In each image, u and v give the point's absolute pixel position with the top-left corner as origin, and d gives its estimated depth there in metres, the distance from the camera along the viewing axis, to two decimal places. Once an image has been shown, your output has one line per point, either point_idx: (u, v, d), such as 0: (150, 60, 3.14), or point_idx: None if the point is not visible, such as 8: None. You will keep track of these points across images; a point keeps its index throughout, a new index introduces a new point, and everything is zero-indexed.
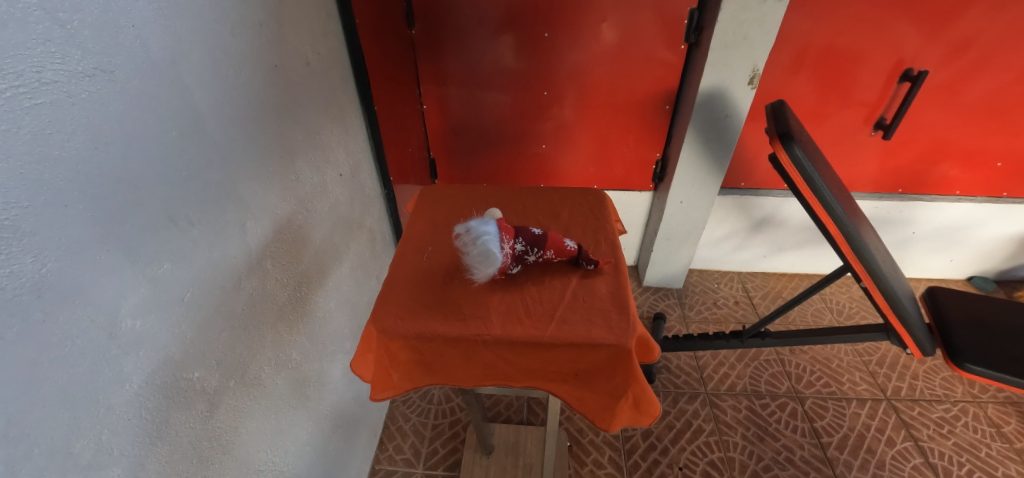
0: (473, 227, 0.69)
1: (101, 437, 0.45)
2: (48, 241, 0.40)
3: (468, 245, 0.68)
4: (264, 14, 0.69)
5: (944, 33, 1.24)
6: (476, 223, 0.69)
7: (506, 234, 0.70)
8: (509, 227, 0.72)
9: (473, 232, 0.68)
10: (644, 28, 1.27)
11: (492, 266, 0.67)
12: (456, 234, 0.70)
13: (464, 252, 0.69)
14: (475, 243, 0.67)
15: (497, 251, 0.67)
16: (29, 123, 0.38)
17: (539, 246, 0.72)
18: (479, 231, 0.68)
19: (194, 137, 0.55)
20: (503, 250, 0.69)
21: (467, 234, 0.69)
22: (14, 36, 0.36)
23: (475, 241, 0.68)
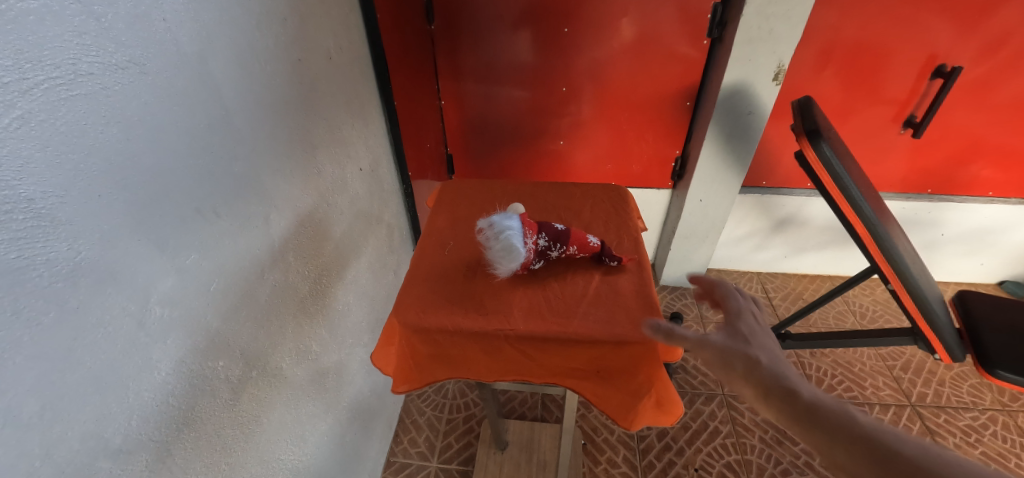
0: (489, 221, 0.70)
1: (131, 422, 0.47)
2: (83, 230, 0.40)
3: (487, 242, 0.68)
4: (288, 9, 0.69)
5: (980, 27, 1.20)
6: (499, 218, 0.69)
7: (528, 228, 0.70)
8: (532, 222, 0.72)
9: (488, 228, 0.69)
10: (666, 23, 1.24)
11: (511, 259, 0.67)
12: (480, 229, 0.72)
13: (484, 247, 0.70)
14: (491, 238, 0.68)
15: (520, 245, 0.67)
16: (67, 114, 0.38)
17: (561, 242, 0.72)
18: (493, 225, 0.69)
19: (222, 129, 0.56)
20: (526, 245, 0.69)
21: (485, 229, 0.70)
22: (52, 28, 0.37)
23: (491, 237, 0.68)
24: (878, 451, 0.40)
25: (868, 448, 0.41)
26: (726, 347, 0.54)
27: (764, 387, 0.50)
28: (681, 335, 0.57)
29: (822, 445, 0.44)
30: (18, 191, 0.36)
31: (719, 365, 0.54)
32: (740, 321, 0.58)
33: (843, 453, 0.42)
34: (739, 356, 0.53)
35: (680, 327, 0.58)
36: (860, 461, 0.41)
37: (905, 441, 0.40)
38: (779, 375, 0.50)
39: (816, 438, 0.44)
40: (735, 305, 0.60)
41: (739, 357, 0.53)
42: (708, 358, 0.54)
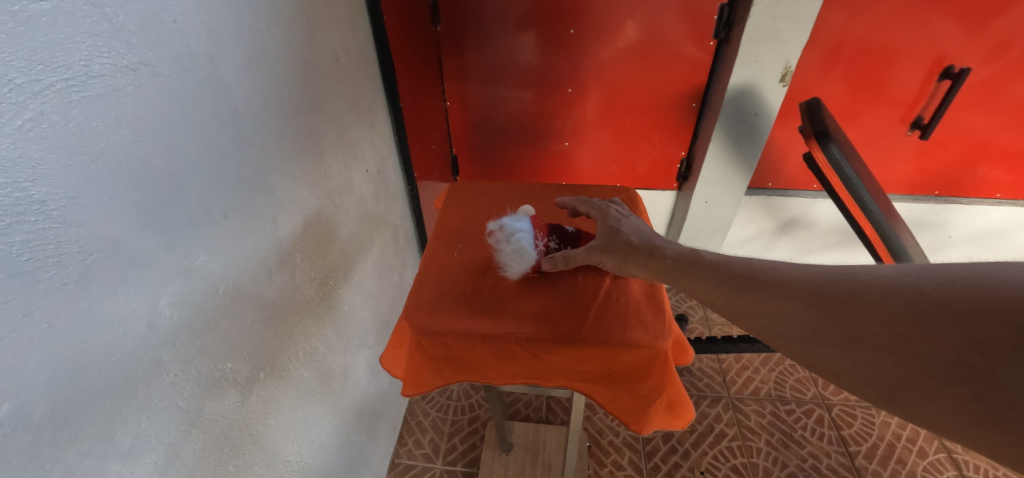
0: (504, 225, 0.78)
1: (140, 424, 0.46)
2: (93, 232, 0.40)
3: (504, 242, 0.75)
4: (296, 10, 0.69)
5: (989, 28, 1.19)
6: (509, 222, 0.77)
7: (539, 231, 0.76)
8: (543, 227, 0.78)
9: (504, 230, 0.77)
10: (672, 24, 1.24)
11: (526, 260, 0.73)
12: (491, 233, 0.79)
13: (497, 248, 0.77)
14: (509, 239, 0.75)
15: (530, 247, 0.74)
16: (78, 116, 0.38)
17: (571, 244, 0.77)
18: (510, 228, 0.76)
19: (231, 131, 0.56)
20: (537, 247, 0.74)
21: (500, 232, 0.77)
22: (64, 30, 0.37)
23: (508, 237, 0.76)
24: (722, 275, 0.57)
25: (711, 271, 0.58)
26: (608, 241, 0.70)
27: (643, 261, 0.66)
28: (573, 255, 0.70)
29: (692, 289, 0.60)
30: (30, 192, 0.35)
31: (606, 255, 0.70)
32: (609, 216, 0.74)
33: (702, 288, 0.58)
34: (616, 244, 0.69)
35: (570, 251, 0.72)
36: (715, 288, 0.56)
37: (739, 264, 0.56)
38: (649, 247, 0.66)
39: (682, 282, 0.61)
40: (603, 210, 0.75)
41: (619, 245, 0.68)
42: (597, 257, 0.69)
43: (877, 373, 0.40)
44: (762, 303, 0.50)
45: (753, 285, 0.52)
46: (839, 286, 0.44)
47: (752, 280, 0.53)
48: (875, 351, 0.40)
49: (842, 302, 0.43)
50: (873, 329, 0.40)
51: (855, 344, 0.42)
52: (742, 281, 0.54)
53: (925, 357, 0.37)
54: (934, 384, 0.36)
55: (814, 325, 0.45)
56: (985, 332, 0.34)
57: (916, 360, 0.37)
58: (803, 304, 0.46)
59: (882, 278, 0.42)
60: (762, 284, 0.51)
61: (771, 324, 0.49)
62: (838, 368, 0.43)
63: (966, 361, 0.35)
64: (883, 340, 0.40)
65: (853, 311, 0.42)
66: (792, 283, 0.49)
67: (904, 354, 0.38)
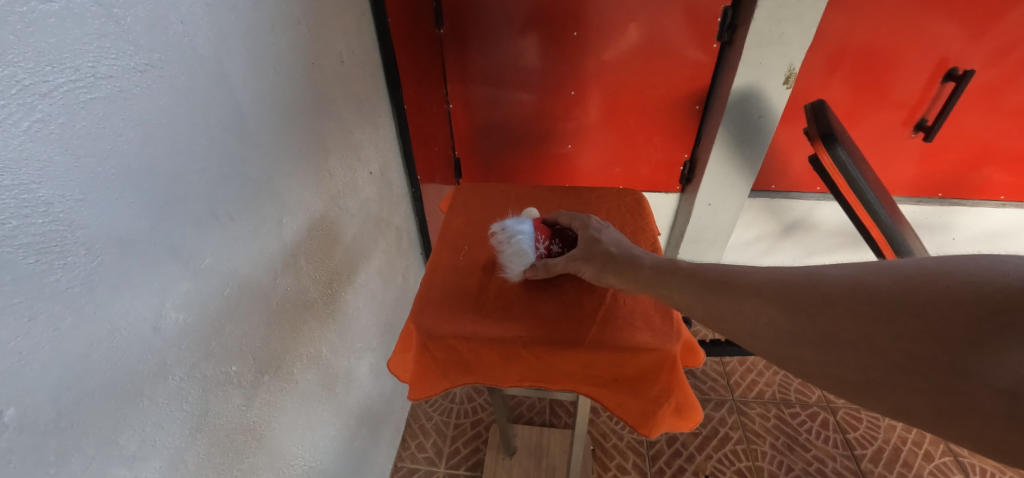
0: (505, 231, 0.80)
1: (145, 428, 0.46)
2: (100, 234, 0.40)
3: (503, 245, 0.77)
4: (302, 12, 0.69)
5: (993, 30, 1.19)
6: (511, 224, 0.77)
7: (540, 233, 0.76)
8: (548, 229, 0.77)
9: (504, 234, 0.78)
10: (676, 26, 1.24)
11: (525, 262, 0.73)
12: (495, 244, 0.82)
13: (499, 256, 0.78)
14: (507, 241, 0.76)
15: (530, 250, 0.74)
16: (86, 117, 0.38)
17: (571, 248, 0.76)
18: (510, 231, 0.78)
19: (236, 133, 0.55)
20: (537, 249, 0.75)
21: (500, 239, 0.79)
22: (72, 31, 0.37)
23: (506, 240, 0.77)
24: (700, 281, 0.56)
25: (688, 275, 0.58)
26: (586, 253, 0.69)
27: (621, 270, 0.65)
28: (554, 264, 0.69)
29: (671, 297, 0.58)
30: (37, 194, 0.35)
31: (586, 264, 0.68)
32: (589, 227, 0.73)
33: (680, 296, 0.57)
34: (596, 253, 0.68)
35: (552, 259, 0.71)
36: (693, 295, 0.56)
37: (711, 268, 0.57)
38: (628, 257, 0.65)
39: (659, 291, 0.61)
40: (584, 220, 0.74)
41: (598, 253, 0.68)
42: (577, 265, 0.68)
43: (849, 371, 0.41)
44: (733, 307, 0.51)
45: (727, 287, 0.53)
46: (804, 285, 0.46)
47: (726, 282, 0.54)
48: (844, 349, 0.41)
49: (809, 303, 0.45)
50: (840, 327, 0.42)
51: (826, 343, 0.43)
52: (717, 284, 0.54)
53: (889, 353, 0.38)
54: (893, 378, 0.38)
55: (785, 326, 0.46)
56: (936, 322, 0.36)
57: (877, 356, 0.39)
58: (774, 306, 0.48)
59: (843, 277, 0.43)
60: (735, 287, 0.52)
61: (745, 328, 0.50)
62: (814, 366, 0.44)
63: (924, 353, 0.36)
64: (849, 338, 0.41)
65: (819, 311, 0.44)
66: (759, 284, 0.50)
67: (869, 350, 0.40)
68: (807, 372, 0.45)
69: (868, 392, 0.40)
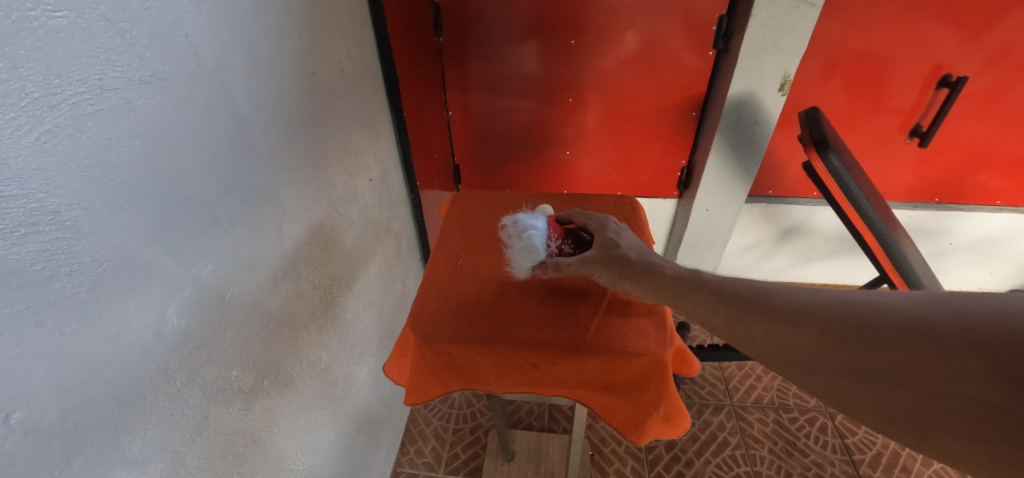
0: (522, 219, 0.81)
1: (147, 432, 0.47)
2: (104, 242, 0.41)
3: (519, 233, 0.77)
4: (303, 23, 0.70)
5: (986, 37, 1.20)
6: (524, 220, 0.79)
7: (553, 231, 0.77)
8: (560, 228, 0.78)
9: (523, 222, 0.79)
10: (673, 34, 1.26)
11: (538, 258, 0.74)
12: (503, 226, 0.83)
13: (508, 243, 0.79)
14: (527, 231, 0.77)
15: (541, 247, 0.74)
16: (92, 128, 0.39)
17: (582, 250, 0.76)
18: (531, 222, 0.78)
19: (238, 142, 0.57)
20: (548, 247, 0.74)
21: (515, 224, 0.80)
22: (79, 45, 0.38)
23: (525, 230, 0.78)
24: (727, 296, 0.55)
25: (711, 292, 0.57)
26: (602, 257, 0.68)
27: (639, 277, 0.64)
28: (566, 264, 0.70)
29: (689, 309, 0.59)
30: (44, 203, 0.36)
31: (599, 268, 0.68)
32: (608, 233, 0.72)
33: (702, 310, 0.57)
34: (614, 257, 0.67)
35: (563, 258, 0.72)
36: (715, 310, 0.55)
37: (738, 284, 0.56)
38: (647, 265, 0.65)
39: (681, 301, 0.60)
40: (602, 222, 0.74)
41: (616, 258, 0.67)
42: (591, 269, 0.67)
43: (892, 410, 0.38)
44: (766, 328, 0.49)
45: (757, 304, 0.51)
46: (845, 309, 0.43)
47: (756, 299, 0.52)
48: (891, 385, 0.38)
49: (852, 333, 0.41)
50: (886, 361, 0.38)
51: (871, 377, 0.39)
52: (747, 300, 0.53)
53: (946, 396, 0.34)
54: (948, 423, 0.34)
55: (824, 355, 0.43)
56: (996, 363, 0.32)
57: (929, 395, 0.36)
58: (813, 334, 0.44)
59: (892, 306, 0.40)
60: (766, 305, 0.51)
61: (778, 350, 0.47)
62: (856, 401, 0.40)
63: (984, 397, 0.32)
64: (897, 375, 0.37)
65: (863, 343, 0.40)
66: (795, 307, 0.48)
67: (921, 390, 0.36)
68: (845, 406, 0.41)
69: (916, 434, 0.37)
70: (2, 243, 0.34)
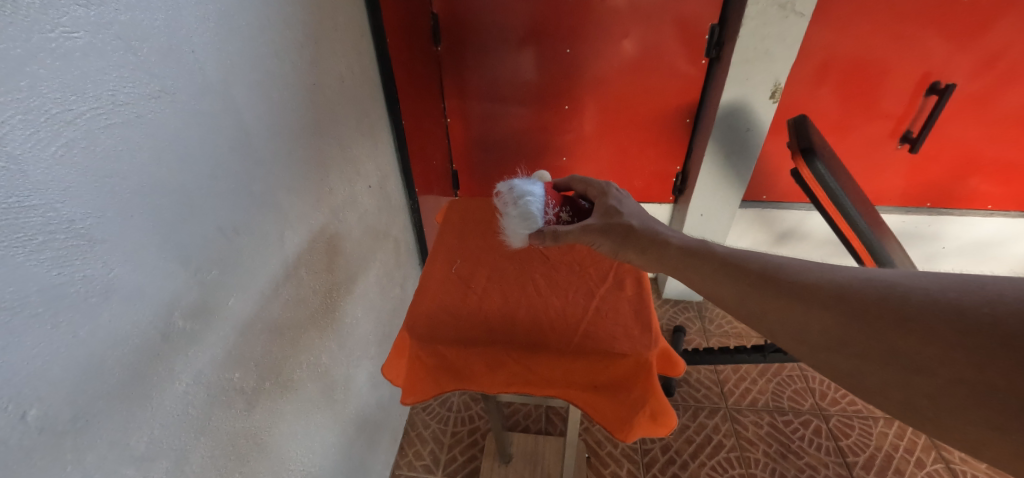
0: (517, 185, 0.79)
1: (153, 431, 0.49)
2: (115, 249, 0.43)
3: (517, 199, 0.75)
4: (305, 37, 0.73)
5: (973, 45, 1.23)
6: (520, 187, 0.77)
7: (550, 199, 0.78)
8: (556, 196, 0.79)
9: (520, 189, 0.77)
10: (666, 43, 1.28)
11: (537, 226, 0.73)
12: (496, 193, 0.80)
13: (503, 210, 0.78)
14: (525, 198, 0.75)
15: (537, 215, 0.73)
16: (106, 141, 0.42)
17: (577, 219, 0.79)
18: (529, 188, 0.77)
19: (242, 152, 0.59)
20: (546, 215, 0.76)
21: (510, 191, 0.78)
22: (94, 63, 0.40)
23: (523, 196, 0.76)
24: (736, 272, 0.53)
25: (719, 266, 0.55)
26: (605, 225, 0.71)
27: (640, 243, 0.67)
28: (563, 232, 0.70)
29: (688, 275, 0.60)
30: (60, 212, 0.39)
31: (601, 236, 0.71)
32: (610, 203, 0.75)
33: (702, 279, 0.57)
34: (616, 227, 0.70)
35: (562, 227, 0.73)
36: (723, 282, 0.54)
37: (750, 259, 0.53)
38: (649, 232, 0.68)
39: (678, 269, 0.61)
40: (604, 192, 0.78)
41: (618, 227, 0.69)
42: (592, 237, 0.70)
43: (917, 398, 0.36)
44: (778, 306, 0.47)
45: (772, 281, 0.49)
46: (865, 288, 0.41)
47: (770, 277, 0.49)
48: (910, 370, 0.37)
49: (874, 315, 0.39)
50: (908, 347, 0.37)
51: (891, 361, 0.38)
52: (760, 276, 0.50)
53: (968, 382, 0.33)
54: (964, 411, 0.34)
55: (841, 337, 0.41)
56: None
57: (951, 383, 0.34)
58: (831, 313, 0.42)
59: (922, 289, 0.38)
60: (782, 283, 0.48)
61: (791, 328, 0.46)
62: (871, 384, 0.39)
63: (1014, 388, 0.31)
64: (917, 360, 0.36)
65: (886, 326, 0.38)
66: (814, 285, 0.45)
67: (948, 379, 0.34)
68: (858, 388, 0.40)
69: (929, 418, 0.36)
70: (20, 250, 0.36)
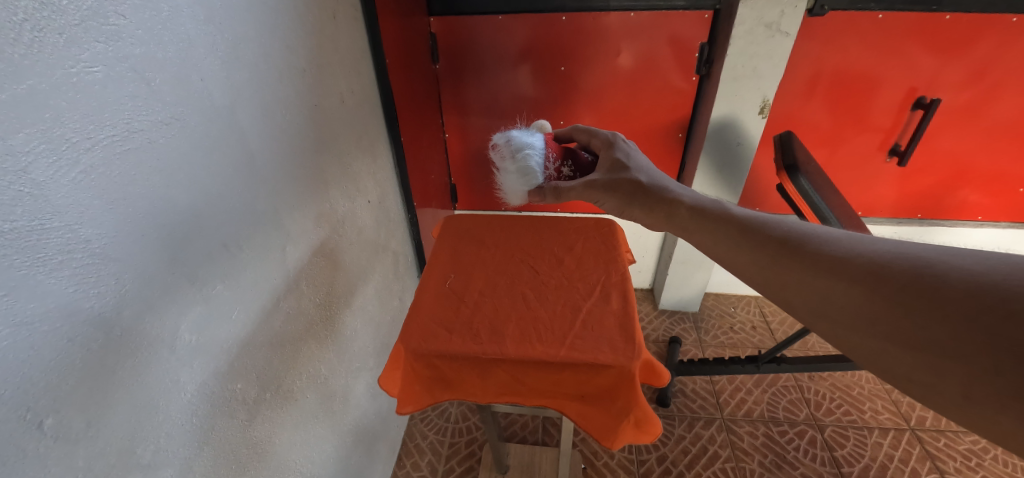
0: (514, 137, 0.80)
1: (160, 440, 0.51)
2: (126, 267, 0.46)
3: (515, 154, 0.78)
4: (307, 61, 0.77)
5: (957, 61, 1.26)
6: (519, 138, 0.79)
7: (550, 152, 0.82)
8: (553, 150, 0.83)
9: (518, 141, 0.79)
10: (658, 60, 1.32)
11: (537, 182, 0.79)
12: (493, 145, 0.82)
13: (501, 162, 0.80)
14: (524, 152, 0.78)
15: (537, 169, 0.78)
16: (120, 166, 0.44)
17: (581, 173, 0.87)
18: (527, 141, 0.79)
19: (246, 171, 0.62)
20: (546, 169, 0.80)
21: (508, 144, 0.79)
22: (111, 94, 0.43)
23: (521, 150, 0.78)
24: (756, 239, 0.55)
25: (738, 229, 0.58)
26: (611, 181, 0.76)
27: (645, 199, 0.72)
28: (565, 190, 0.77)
29: (695, 231, 0.64)
30: (78, 233, 0.41)
31: (607, 194, 0.77)
32: (618, 157, 0.80)
33: (711, 238, 0.61)
34: (622, 183, 0.75)
35: (563, 185, 0.78)
36: (733, 238, 0.58)
37: (773, 224, 0.55)
38: (654, 189, 0.72)
39: (691, 231, 0.65)
40: (610, 151, 0.83)
41: (624, 185, 0.75)
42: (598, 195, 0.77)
43: (944, 381, 0.38)
44: (800, 281, 0.49)
45: (802, 246, 0.50)
46: (901, 264, 0.43)
47: (797, 242, 0.51)
48: (941, 356, 0.38)
49: (908, 295, 0.41)
50: (943, 334, 0.38)
51: (920, 347, 0.39)
52: (784, 243, 0.52)
53: (997, 373, 0.35)
54: (991, 399, 0.35)
55: (870, 316, 0.43)
56: None
57: (980, 372, 0.36)
58: (862, 290, 0.44)
59: (963, 275, 0.39)
60: (804, 249, 0.50)
61: (813, 300, 0.47)
62: (897, 365, 0.41)
63: None
64: (951, 347, 0.37)
65: (920, 308, 0.40)
66: (840, 259, 0.47)
67: (980, 367, 0.36)
68: (883, 368, 0.42)
69: (954, 402, 0.38)
70: (40, 268, 0.39)
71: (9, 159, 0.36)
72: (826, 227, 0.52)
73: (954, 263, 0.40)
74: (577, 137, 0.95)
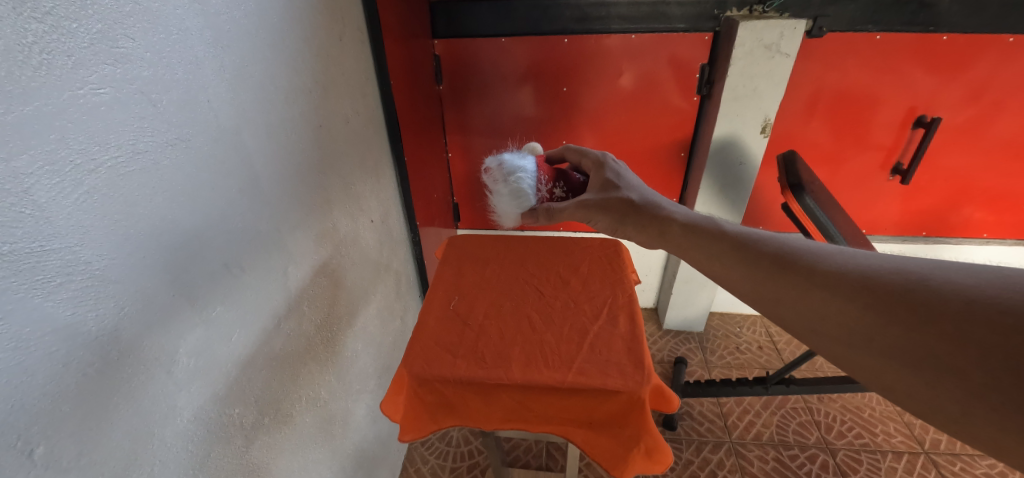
0: (506, 161, 0.81)
1: (154, 468, 0.49)
2: (125, 289, 0.45)
3: (508, 176, 0.79)
4: (313, 82, 0.77)
5: (957, 79, 1.27)
6: (509, 161, 0.81)
7: (542, 174, 0.83)
8: (546, 172, 0.84)
9: (510, 165, 0.80)
10: (659, 81, 1.34)
11: (530, 204, 0.79)
12: (485, 169, 0.82)
13: (494, 187, 0.81)
14: (517, 175, 0.79)
15: (530, 191, 0.79)
16: (125, 187, 0.44)
17: (572, 193, 0.86)
18: (519, 164, 0.80)
19: (249, 191, 0.62)
20: (538, 191, 0.81)
21: (501, 167, 0.80)
22: (118, 115, 0.43)
23: (513, 172, 0.79)
24: (751, 257, 0.54)
25: (734, 247, 0.57)
26: (601, 201, 0.75)
27: (638, 219, 0.71)
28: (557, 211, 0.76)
29: (689, 250, 0.63)
30: (78, 255, 0.41)
31: (598, 213, 0.75)
32: (608, 177, 0.80)
33: (706, 257, 0.60)
34: (614, 203, 0.74)
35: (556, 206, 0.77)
36: (727, 257, 0.57)
37: (767, 241, 0.54)
38: (647, 208, 0.71)
39: (684, 247, 0.64)
40: (601, 171, 0.82)
41: (617, 204, 0.74)
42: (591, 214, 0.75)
43: (944, 398, 0.36)
44: (796, 296, 0.48)
45: (793, 263, 0.50)
46: (893, 276, 0.42)
47: (791, 258, 0.50)
48: (942, 372, 0.37)
49: (901, 309, 0.40)
50: (944, 349, 0.37)
51: (919, 362, 0.38)
52: (779, 260, 0.51)
53: (1000, 387, 0.33)
54: (992, 414, 0.34)
55: (866, 332, 0.41)
56: None
57: (981, 386, 0.34)
58: (855, 303, 0.43)
59: (956, 287, 0.38)
60: (800, 267, 0.49)
61: (814, 319, 0.46)
62: (894, 381, 0.40)
63: None
64: (950, 361, 0.36)
65: (916, 323, 0.39)
66: (835, 273, 0.46)
67: (982, 383, 0.34)
68: (886, 387, 0.41)
69: (955, 417, 0.36)
70: (39, 291, 0.38)
71: (12, 181, 0.36)
72: (820, 242, 0.51)
73: (955, 275, 0.39)
74: (567, 156, 0.95)
